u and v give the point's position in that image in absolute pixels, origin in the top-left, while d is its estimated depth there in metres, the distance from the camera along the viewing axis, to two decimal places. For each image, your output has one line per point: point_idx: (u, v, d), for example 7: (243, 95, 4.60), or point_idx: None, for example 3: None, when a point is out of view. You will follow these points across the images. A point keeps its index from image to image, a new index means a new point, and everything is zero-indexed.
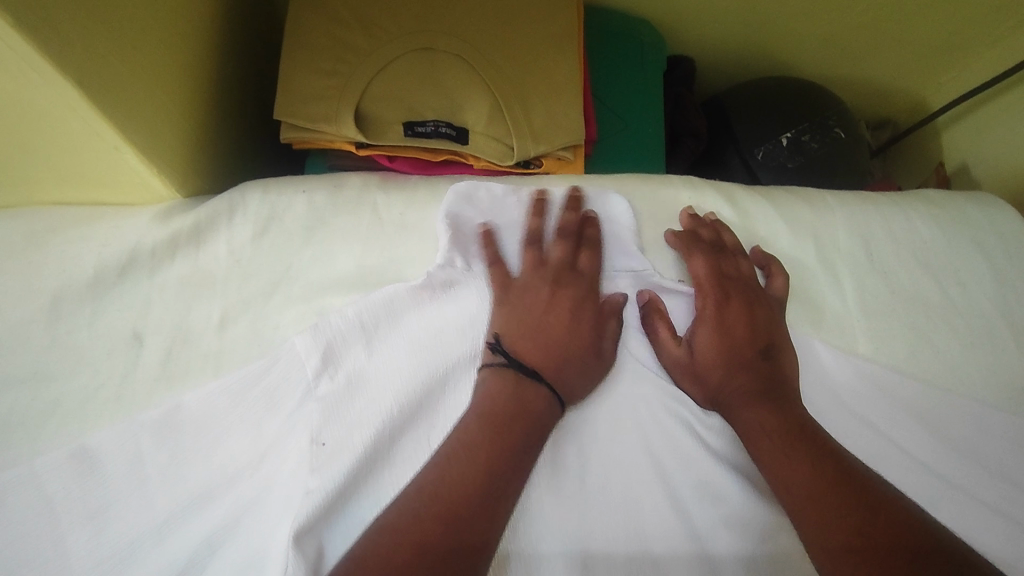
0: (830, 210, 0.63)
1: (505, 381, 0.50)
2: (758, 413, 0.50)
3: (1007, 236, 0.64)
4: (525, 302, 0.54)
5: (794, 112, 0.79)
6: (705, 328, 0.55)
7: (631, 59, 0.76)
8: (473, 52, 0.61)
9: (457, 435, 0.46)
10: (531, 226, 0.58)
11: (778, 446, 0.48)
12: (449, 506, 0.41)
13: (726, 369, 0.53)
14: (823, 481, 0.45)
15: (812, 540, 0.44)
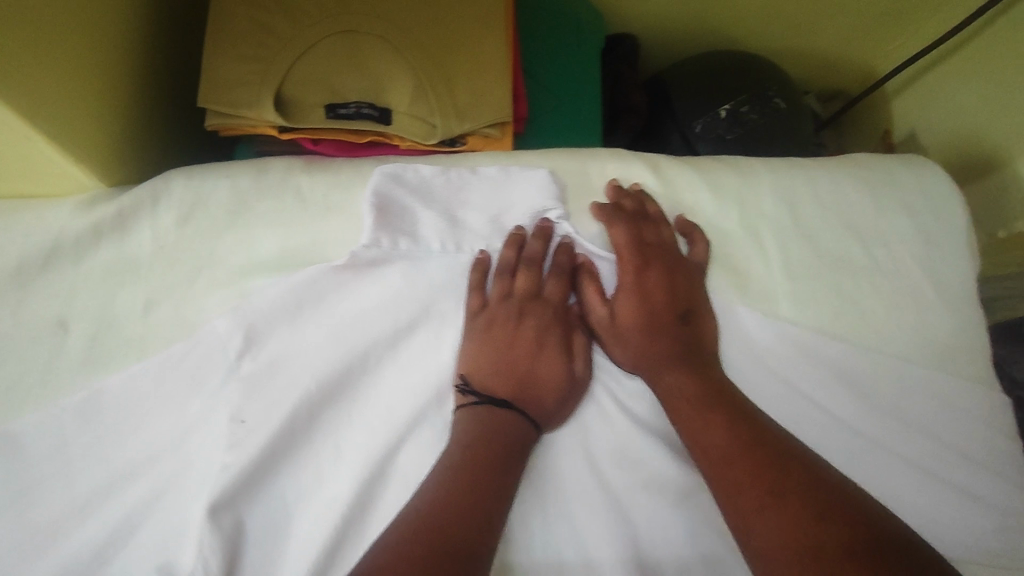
0: (758, 177, 0.63)
1: (479, 417, 0.51)
2: (675, 375, 0.52)
3: (936, 196, 0.64)
4: (478, 339, 0.54)
5: (733, 85, 0.79)
6: (625, 296, 0.55)
7: (568, 36, 0.76)
8: (396, 33, 0.61)
9: (439, 464, 0.48)
10: (504, 257, 0.57)
11: (697, 407, 0.50)
12: (440, 518, 0.43)
13: (645, 334, 0.54)
14: (738, 438, 0.47)
15: (725, 496, 0.45)
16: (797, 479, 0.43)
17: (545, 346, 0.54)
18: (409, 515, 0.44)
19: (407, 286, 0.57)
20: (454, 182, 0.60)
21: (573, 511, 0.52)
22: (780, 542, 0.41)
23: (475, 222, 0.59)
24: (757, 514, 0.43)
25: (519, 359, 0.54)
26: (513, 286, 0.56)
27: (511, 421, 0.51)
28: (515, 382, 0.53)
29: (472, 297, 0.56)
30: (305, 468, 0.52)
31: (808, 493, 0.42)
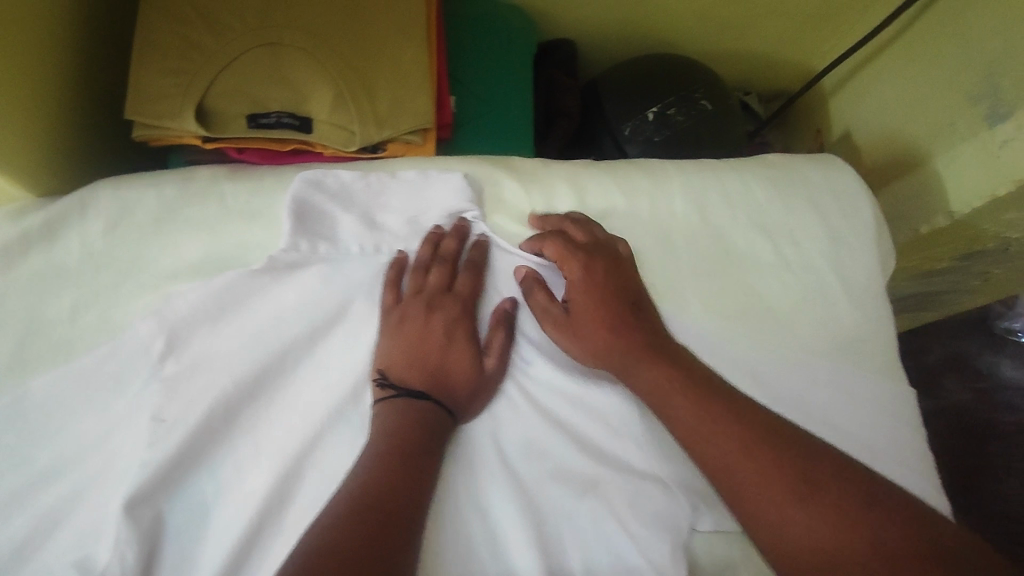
0: (669, 178, 0.65)
1: (397, 410, 0.53)
2: (654, 371, 0.54)
3: (843, 194, 0.66)
4: (391, 334, 0.56)
5: (660, 87, 0.81)
6: (578, 297, 0.57)
7: (496, 43, 0.79)
8: (318, 45, 0.64)
9: (367, 452, 0.51)
10: (421, 254, 0.59)
11: (681, 401, 0.52)
12: (370, 507, 0.47)
13: (609, 331, 0.56)
14: (727, 429, 0.50)
15: (751, 492, 0.47)
16: (790, 462, 0.47)
17: (455, 339, 0.56)
18: (337, 502, 0.47)
19: (325, 287, 0.59)
20: (373, 186, 0.62)
21: (482, 502, 0.54)
22: (792, 526, 0.45)
23: (393, 225, 0.61)
24: (782, 511, 0.46)
25: (429, 352, 0.55)
26: (426, 282, 0.58)
27: (428, 412, 0.53)
28: (426, 374, 0.55)
29: (387, 294, 0.58)
30: (225, 464, 0.55)
31: (803, 474, 0.47)
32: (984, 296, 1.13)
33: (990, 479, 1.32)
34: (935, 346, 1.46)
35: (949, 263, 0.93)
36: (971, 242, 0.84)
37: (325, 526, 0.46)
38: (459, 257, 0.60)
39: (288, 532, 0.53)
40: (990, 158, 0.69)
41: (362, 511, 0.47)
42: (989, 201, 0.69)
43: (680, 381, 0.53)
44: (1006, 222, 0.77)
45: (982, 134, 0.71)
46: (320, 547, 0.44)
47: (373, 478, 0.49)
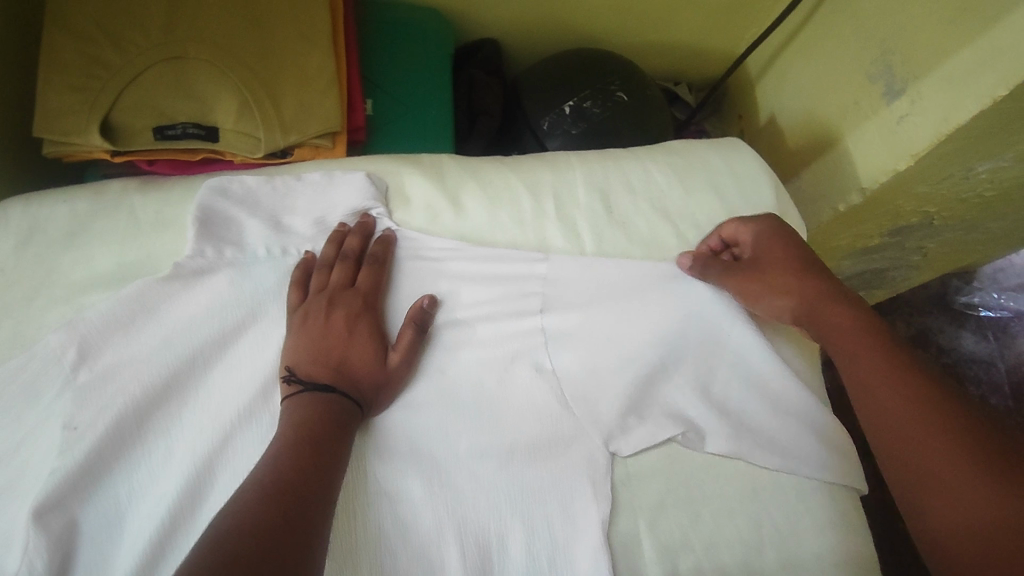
0: (570, 169, 0.67)
1: (304, 402, 0.53)
2: (839, 328, 0.54)
3: (742, 176, 0.67)
4: (295, 332, 0.57)
5: (577, 82, 0.83)
6: (768, 247, 0.60)
7: (410, 48, 0.81)
8: (222, 56, 0.66)
9: (276, 441, 0.50)
10: (325, 253, 0.61)
11: (863, 355, 0.52)
12: (280, 488, 0.46)
13: (800, 284, 0.57)
14: (905, 394, 0.49)
15: (915, 449, 0.47)
16: (977, 444, 0.45)
17: (357, 331, 0.58)
18: (246, 487, 0.46)
19: (233, 291, 0.60)
20: (280, 189, 0.64)
21: (393, 493, 0.55)
22: (960, 507, 0.44)
23: (300, 226, 0.63)
24: (945, 483, 0.45)
25: (331, 346, 0.56)
26: (329, 280, 0.60)
27: (334, 404, 0.53)
28: (329, 367, 0.55)
29: (292, 293, 0.59)
30: (139, 469, 0.55)
31: (992, 462, 0.44)
32: (928, 271, 1.15)
33: None
34: (898, 324, 1.48)
35: (880, 241, 0.94)
36: (894, 218, 0.85)
37: (234, 509, 0.44)
38: (362, 254, 0.62)
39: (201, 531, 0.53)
40: (889, 136, 0.71)
41: (270, 496, 0.45)
42: (891, 176, 0.71)
43: (872, 339, 0.52)
44: (917, 196, 0.78)
45: (882, 112, 0.72)
46: (225, 533, 0.41)
47: (284, 464, 0.48)
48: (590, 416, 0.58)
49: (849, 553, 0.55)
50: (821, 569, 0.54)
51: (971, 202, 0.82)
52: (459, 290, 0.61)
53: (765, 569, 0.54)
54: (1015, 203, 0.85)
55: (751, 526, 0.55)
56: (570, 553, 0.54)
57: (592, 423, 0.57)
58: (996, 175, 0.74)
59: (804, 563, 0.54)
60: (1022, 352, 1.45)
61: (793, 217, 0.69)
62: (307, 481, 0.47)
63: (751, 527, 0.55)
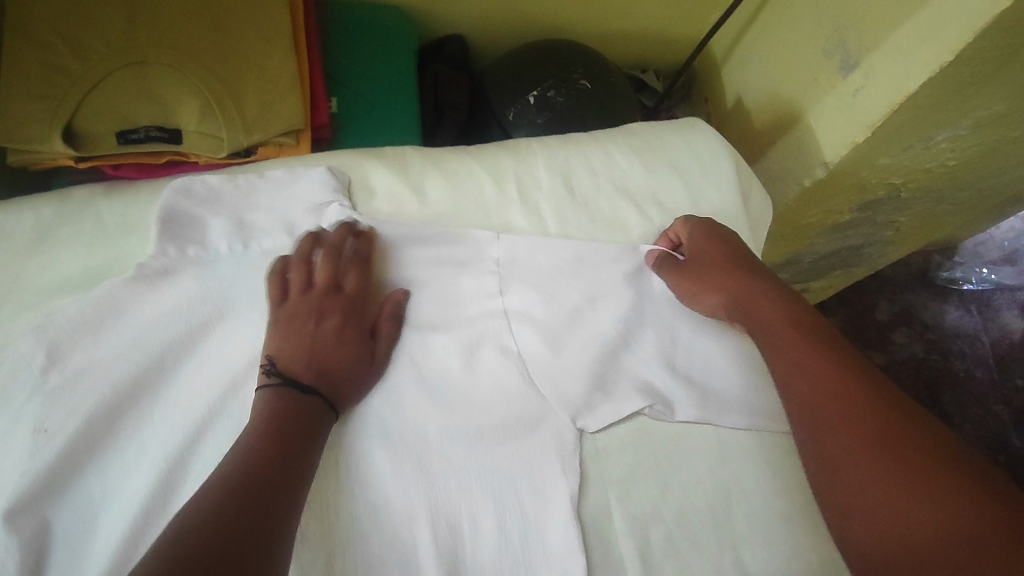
0: (531, 154, 0.67)
1: (277, 399, 0.53)
2: (777, 335, 0.55)
3: (702, 153, 0.68)
4: (278, 326, 0.58)
5: (540, 71, 0.84)
6: (705, 247, 0.62)
7: (373, 45, 0.82)
8: (182, 59, 0.67)
9: (246, 437, 0.51)
10: (303, 248, 0.61)
11: (799, 364, 0.53)
12: (248, 485, 0.46)
13: (735, 280, 0.60)
14: (843, 403, 0.49)
15: (825, 436, 0.49)
16: (910, 451, 0.46)
17: (344, 334, 0.58)
18: (216, 482, 0.46)
19: (200, 288, 0.60)
20: (243, 187, 0.65)
21: (364, 479, 0.55)
22: (892, 517, 0.44)
23: (263, 221, 0.63)
24: (856, 468, 0.47)
25: (318, 348, 0.57)
26: (314, 280, 0.60)
27: (306, 405, 0.54)
28: (312, 370, 0.56)
29: (275, 290, 0.60)
30: (110, 468, 0.55)
31: (903, 450, 0.46)
32: (903, 246, 1.16)
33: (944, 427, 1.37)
34: (881, 302, 1.48)
35: (850, 217, 0.95)
36: (861, 192, 0.86)
37: (202, 505, 0.44)
38: (349, 251, 0.62)
39: None
40: (847, 108, 0.72)
41: (239, 489, 0.46)
42: (851, 148, 0.72)
43: (798, 331, 0.55)
44: (881, 168, 0.79)
45: (839, 86, 0.73)
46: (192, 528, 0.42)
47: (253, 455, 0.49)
48: (558, 394, 0.59)
49: (815, 516, 0.56)
50: (785, 531, 0.55)
51: (936, 172, 0.83)
52: (443, 283, 0.62)
53: (734, 535, 0.55)
54: (979, 172, 0.87)
55: (719, 494, 0.56)
56: (541, 530, 0.54)
57: (560, 401, 0.58)
58: (956, 144, 0.75)
59: (772, 528, 0.56)
60: (1004, 325, 1.46)
61: (755, 193, 0.70)
62: (278, 468, 0.48)
63: (717, 496, 0.56)
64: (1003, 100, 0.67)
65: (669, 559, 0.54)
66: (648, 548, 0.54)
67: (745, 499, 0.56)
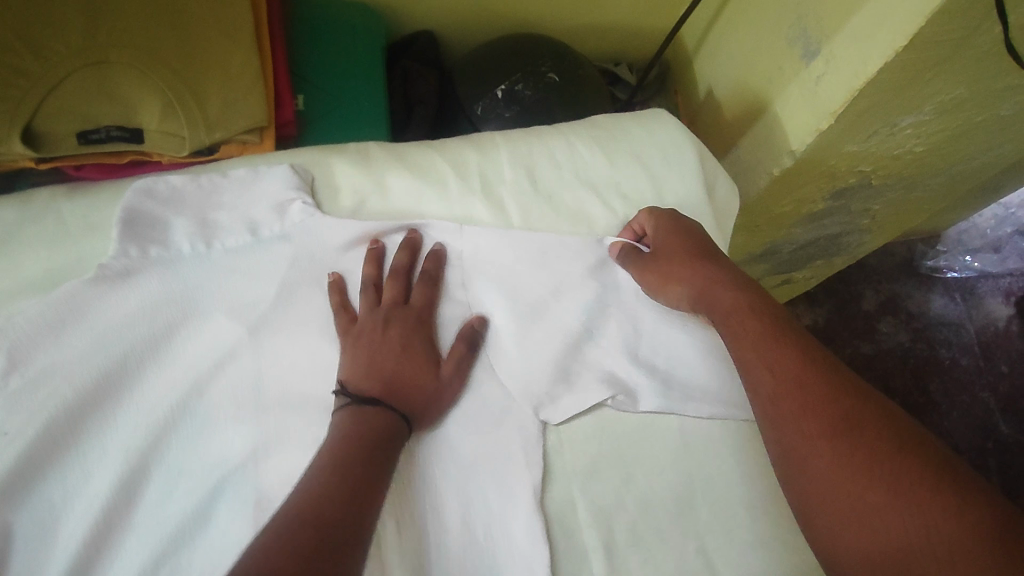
0: (494, 148, 0.67)
1: (352, 417, 0.54)
2: (743, 333, 0.55)
3: (665, 142, 0.68)
4: (350, 351, 0.57)
5: (507, 65, 0.84)
6: (669, 238, 0.61)
7: (339, 42, 0.83)
8: (144, 59, 0.66)
9: (321, 457, 0.51)
10: (369, 272, 0.61)
11: (765, 364, 0.52)
12: (320, 510, 0.46)
13: (699, 270, 0.60)
14: (804, 392, 0.50)
15: (788, 425, 0.49)
16: (881, 453, 0.46)
17: (410, 350, 0.58)
18: (292, 507, 0.47)
19: (164, 289, 0.60)
20: (206, 187, 0.64)
21: None
22: (867, 522, 0.44)
23: (227, 220, 0.63)
24: (818, 458, 0.47)
25: (387, 364, 0.57)
26: (382, 298, 0.60)
27: (381, 420, 0.54)
28: (381, 387, 0.56)
29: (341, 317, 0.59)
30: (73, 471, 0.55)
31: (863, 437, 0.47)
32: (882, 234, 1.16)
33: (931, 415, 1.37)
34: (867, 292, 1.48)
35: (824, 206, 0.95)
36: (831, 180, 0.86)
37: (276, 533, 0.44)
38: (411, 269, 0.62)
39: (137, 527, 0.54)
40: (810, 96, 0.72)
41: (314, 510, 0.46)
42: (816, 136, 0.72)
43: (760, 321, 0.55)
44: (848, 156, 0.79)
45: (802, 74, 0.73)
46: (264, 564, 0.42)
47: (318, 482, 0.49)
48: (521, 386, 0.59)
49: (779, 502, 0.57)
50: (749, 517, 0.56)
51: (904, 158, 0.83)
52: (496, 302, 0.62)
53: (698, 523, 0.55)
54: (947, 158, 0.87)
55: (684, 484, 0.57)
56: (506, 523, 0.54)
57: (522, 395, 0.58)
58: (920, 129, 0.76)
59: (736, 515, 0.56)
60: (988, 312, 1.47)
61: (720, 182, 0.70)
62: (354, 485, 0.49)
63: (682, 485, 0.56)
64: (962, 84, 0.67)
65: (634, 549, 0.54)
66: (613, 538, 0.55)
67: (710, 486, 0.57)
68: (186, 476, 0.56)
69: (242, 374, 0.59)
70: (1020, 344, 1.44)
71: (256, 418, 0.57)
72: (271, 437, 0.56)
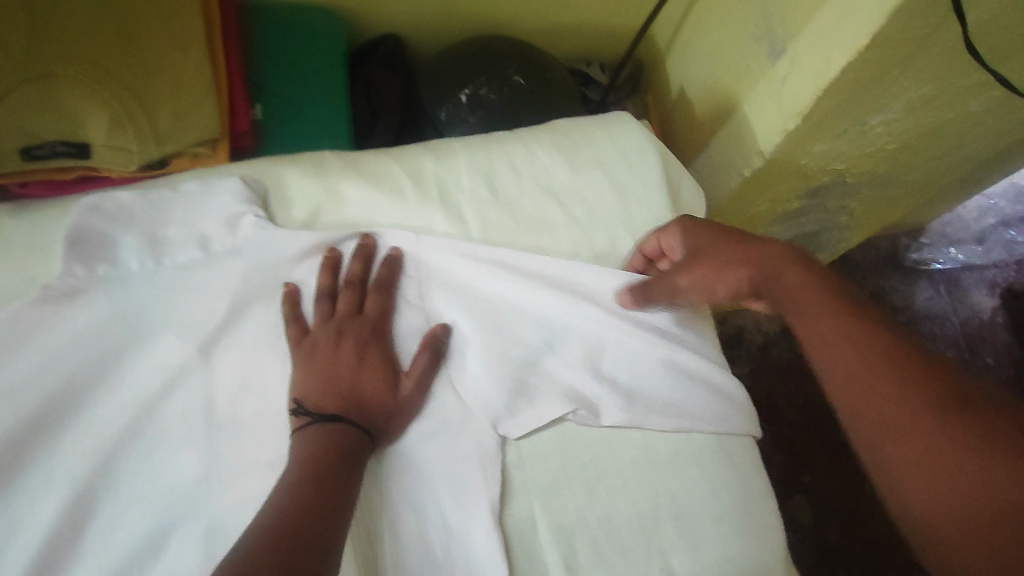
0: (452, 156, 0.65)
1: (313, 437, 0.52)
2: (800, 313, 0.50)
3: (626, 146, 0.66)
4: (302, 364, 0.56)
5: (471, 69, 0.82)
6: (702, 234, 0.58)
7: (298, 49, 0.81)
8: (90, 71, 0.63)
9: (285, 479, 0.50)
10: (321, 281, 0.59)
11: (830, 344, 0.47)
12: (281, 531, 0.45)
13: (745, 253, 0.55)
14: (894, 367, 0.44)
15: (878, 411, 0.43)
16: (995, 429, 0.39)
17: (366, 361, 0.56)
18: (252, 531, 0.45)
19: (112, 309, 0.58)
20: (156, 203, 0.62)
21: None
22: (998, 509, 0.37)
23: (177, 237, 0.61)
24: (924, 442, 0.41)
25: (341, 377, 0.55)
26: (335, 309, 0.59)
27: (345, 436, 0.52)
28: (337, 401, 0.54)
29: (292, 329, 0.58)
30: (18, 500, 0.54)
31: (973, 414, 0.40)
32: (862, 230, 1.15)
33: None
34: None
35: (799, 204, 0.94)
36: (804, 179, 0.85)
37: (235, 559, 0.43)
38: (367, 279, 0.60)
39: (86, 557, 0.53)
40: (777, 95, 0.70)
41: (275, 532, 0.45)
42: (784, 136, 0.70)
43: (825, 296, 0.49)
44: (819, 155, 0.78)
45: (769, 74, 0.72)
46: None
47: (281, 504, 0.47)
48: (480, 400, 0.57)
49: (744, 513, 0.56)
50: (713, 532, 0.55)
51: (877, 156, 0.82)
52: (456, 309, 0.60)
53: (662, 538, 0.54)
54: (921, 154, 0.86)
55: (647, 498, 0.55)
56: (465, 541, 0.54)
57: (481, 408, 0.57)
58: (891, 127, 0.75)
59: (700, 529, 0.55)
60: (973, 305, 1.45)
61: (686, 185, 0.68)
62: (318, 504, 0.47)
63: (645, 499, 0.55)
64: (929, 82, 0.66)
65: (596, 567, 0.53)
66: (574, 556, 0.53)
67: (674, 500, 0.55)
68: (136, 501, 0.54)
69: (193, 396, 0.57)
70: (1006, 336, 1.42)
71: (207, 439, 0.56)
72: (225, 460, 0.55)
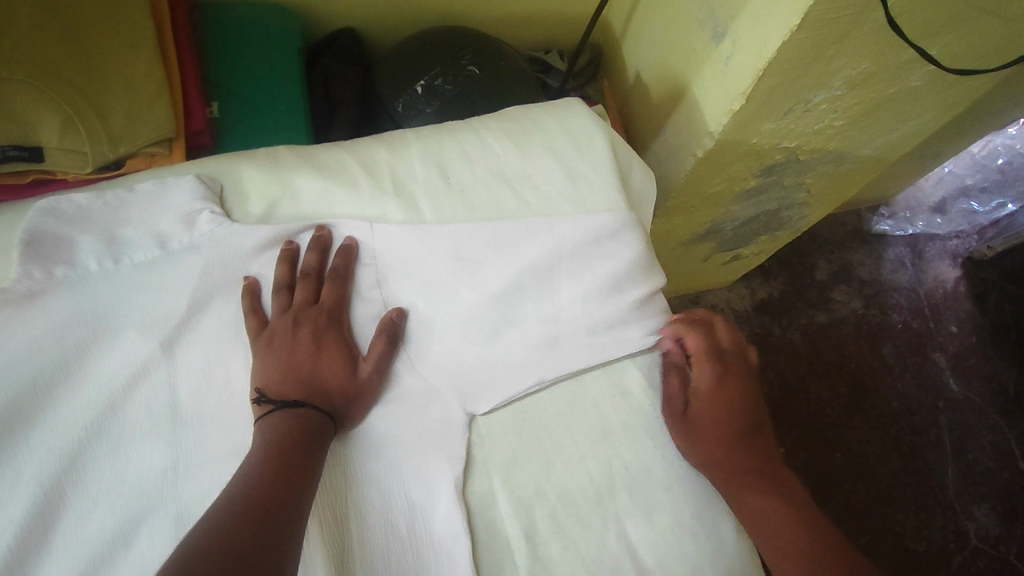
0: (405, 146, 0.65)
1: (274, 419, 0.55)
2: (736, 479, 0.59)
3: (573, 129, 0.65)
4: (262, 355, 0.58)
5: (426, 62, 0.83)
6: (703, 414, 0.61)
7: (252, 48, 0.82)
8: (40, 71, 0.63)
9: (251, 456, 0.52)
10: (279, 273, 0.62)
11: (765, 506, 0.58)
12: (249, 502, 0.47)
13: (722, 423, 0.61)
14: (798, 541, 0.56)
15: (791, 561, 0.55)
16: None
17: (323, 348, 0.60)
18: (222, 504, 0.47)
19: (72, 309, 0.59)
20: (112, 204, 0.63)
21: None
22: None
23: (135, 236, 0.61)
24: None
25: (300, 364, 0.58)
26: (291, 300, 0.61)
27: (307, 418, 0.55)
28: (297, 386, 0.57)
29: (252, 321, 0.61)
30: None
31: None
32: (823, 206, 1.17)
33: (886, 377, 1.39)
34: (820, 263, 1.48)
35: (756, 182, 0.96)
36: (757, 158, 0.87)
37: (207, 529, 0.45)
38: (323, 269, 0.63)
39: (56, 553, 0.54)
40: (722, 77, 0.72)
41: (244, 504, 0.47)
42: (729, 117, 0.73)
43: (752, 469, 0.60)
44: (768, 133, 0.80)
45: (713, 56, 0.74)
46: (205, 549, 0.43)
47: (250, 477, 0.50)
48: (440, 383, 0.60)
49: (694, 479, 0.58)
50: (666, 498, 0.57)
51: (825, 133, 0.85)
52: (415, 295, 0.63)
53: (617, 507, 0.57)
54: (869, 128, 0.88)
55: (602, 469, 0.58)
56: (427, 517, 0.56)
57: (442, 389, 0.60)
58: (835, 104, 0.77)
59: (654, 496, 0.57)
60: (936, 275, 1.47)
61: (637, 168, 0.69)
62: (285, 475, 0.50)
63: (601, 470, 0.58)
64: (866, 59, 0.69)
65: (554, 536, 0.56)
66: (533, 527, 0.56)
67: (628, 470, 0.58)
68: (106, 496, 0.56)
69: (156, 391, 0.59)
70: (969, 304, 1.45)
71: (173, 432, 0.58)
72: (192, 452, 0.57)
